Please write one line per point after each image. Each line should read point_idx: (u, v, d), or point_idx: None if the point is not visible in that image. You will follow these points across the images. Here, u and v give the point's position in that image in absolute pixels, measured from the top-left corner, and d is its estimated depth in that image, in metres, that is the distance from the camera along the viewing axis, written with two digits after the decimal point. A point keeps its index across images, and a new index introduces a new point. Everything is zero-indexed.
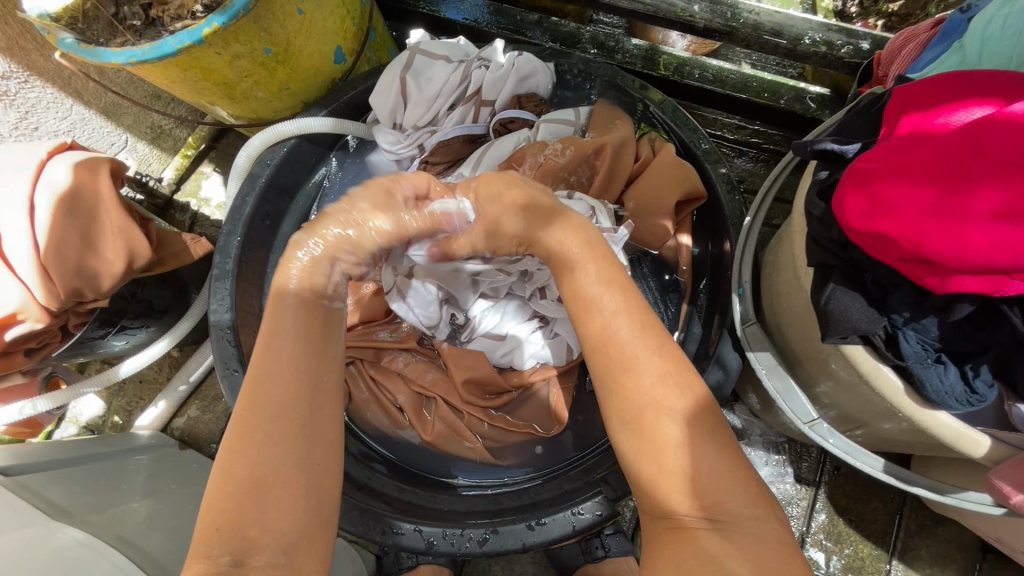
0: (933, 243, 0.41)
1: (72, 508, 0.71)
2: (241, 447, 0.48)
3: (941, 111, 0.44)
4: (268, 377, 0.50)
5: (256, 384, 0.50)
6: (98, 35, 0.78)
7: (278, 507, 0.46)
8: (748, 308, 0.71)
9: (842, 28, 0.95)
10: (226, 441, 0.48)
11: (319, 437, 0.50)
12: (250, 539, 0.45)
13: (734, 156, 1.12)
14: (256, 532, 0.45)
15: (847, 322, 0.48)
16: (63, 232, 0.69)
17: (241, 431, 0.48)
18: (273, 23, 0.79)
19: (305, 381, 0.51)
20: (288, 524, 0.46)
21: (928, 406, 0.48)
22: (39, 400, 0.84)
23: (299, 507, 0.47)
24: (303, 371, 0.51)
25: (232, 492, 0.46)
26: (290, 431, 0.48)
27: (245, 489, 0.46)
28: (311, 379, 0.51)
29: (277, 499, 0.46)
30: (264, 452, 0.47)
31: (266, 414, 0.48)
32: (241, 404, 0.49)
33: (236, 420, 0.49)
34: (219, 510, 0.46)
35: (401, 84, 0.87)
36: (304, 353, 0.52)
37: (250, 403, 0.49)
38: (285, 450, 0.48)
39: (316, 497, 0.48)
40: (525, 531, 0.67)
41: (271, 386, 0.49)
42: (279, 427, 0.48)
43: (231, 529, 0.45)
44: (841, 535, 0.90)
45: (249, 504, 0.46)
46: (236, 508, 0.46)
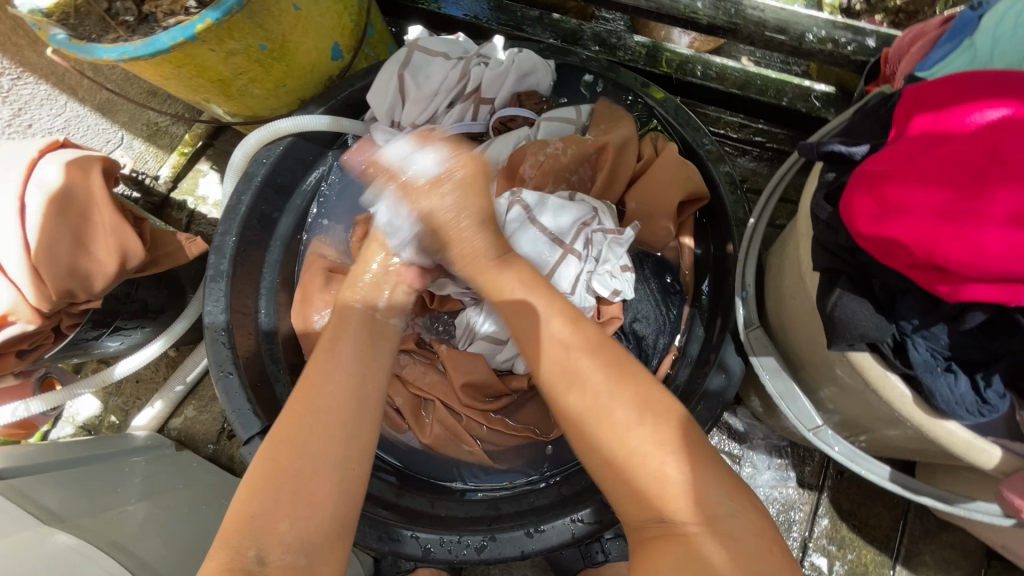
0: (945, 249, 0.39)
1: (64, 512, 0.70)
2: (288, 438, 0.51)
3: (955, 111, 0.42)
4: (321, 381, 0.55)
5: (309, 387, 0.55)
6: (90, 31, 0.77)
7: (308, 504, 0.48)
8: (751, 312, 0.69)
9: (847, 25, 0.94)
10: (275, 434, 0.52)
11: (359, 442, 0.53)
12: (279, 532, 0.46)
13: (738, 155, 1.10)
14: (285, 527, 0.46)
15: (854, 329, 0.47)
16: (53, 232, 0.68)
17: (291, 424, 0.52)
18: (267, 19, 0.77)
19: (352, 387, 0.55)
20: (315, 521, 0.47)
21: (937, 416, 0.47)
22: (32, 401, 0.83)
23: (327, 505, 0.48)
24: (352, 377, 0.56)
25: (269, 483, 0.49)
26: (333, 430, 0.52)
27: (280, 481, 0.48)
28: (356, 387, 0.56)
29: (311, 493, 0.48)
30: (305, 446, 0.50)
31: (316, 412, 0.53)
32: (290, 405, 0.54)
33: (287, 415, 0.53)
34: (255, 499, 0.48)
35: (400, 81, 0.86)
36: (357, 359, 0.59)
37: (303, 400, 0.54)
38: (326, 448, 0.51)
39: (347, 498, 0.50)
40: (523, 538, 0.66)
41: (323, 386, 0.55)
42: (324, 424, 0.52)
43: (260, 522, 0.46)
44: (844, 541, 0.88)
45: (281, 496, 0.48)
46: (269, 499, 0.47)
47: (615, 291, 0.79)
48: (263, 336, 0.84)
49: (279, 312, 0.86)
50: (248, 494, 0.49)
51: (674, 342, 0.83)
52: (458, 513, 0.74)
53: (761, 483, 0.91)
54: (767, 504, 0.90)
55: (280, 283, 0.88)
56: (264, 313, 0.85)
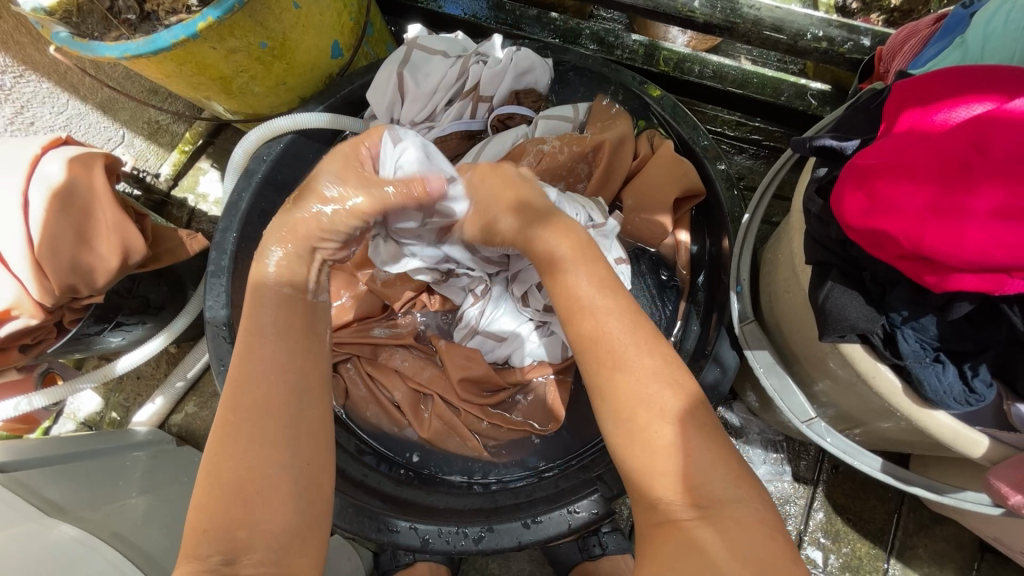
0: (932, 240, 0.40)
1: (68, 504, 0.71)
2: (230, 445, 0.47)
3: (941, 107, 0.43)
4: (250, 378, 0.49)
5: (238, 387, 0.49)
6: (93, 29, 0.78)
7: (264, 510, 0.46)
8: (746, 306, 0.70)
9: (843, 23, 0.95)
10: (212, 443, 0.48)
11: (307, 434, 0.50)
12: (240, 540, 0.45)
13: (734, 152, 1.12)
14: (246, 533, 0.45)
15: (845, 320, 0.48)
16: (56, 227, 0.69)
17: (229, 430, 0.48)
18: (268, 17, 0.78)
19: (288, 379, 0.50)
20: (277, 522, 0.46)
21: (927, 406, 0.48)
22: (35, 396, 0.84)
23: (289, 504, 0.47)
24: (285, 366, 0.50)
25: (219, 492, 0.46)
26: (277, 430, 0.48)
27: (229, 490, 0.46)
28: (296, 378, 0.50)
29: (268, 498, 0.46)
30: (249, 451, 0.47)
31: (252, 414, 0.48)
32: (224, 411, 0.49)
33: (222, 419, 0.48)
34: (208, 510, 0.46)
35: (399, 79, 0.86)
36: (290, 346, 0.52)
37: (235, 403, 0.48)
38: (272, 450, 0.47)
39: (308, 493, 0.48)
40: (520, 529, 0.66)
41: (256, 385, 0.49)
42: (265, 426, 0.48)
43: (221, 531, 0.45)
44: (839, 534, 0.89)
45: (235, 505, 0.46)
46: (224, 509, 0.45)
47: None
48: None
49: None
50: (201, 505, 0.46)
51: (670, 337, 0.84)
52: (456, 505, 0.75)
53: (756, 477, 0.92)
54: None
55: None
56: None
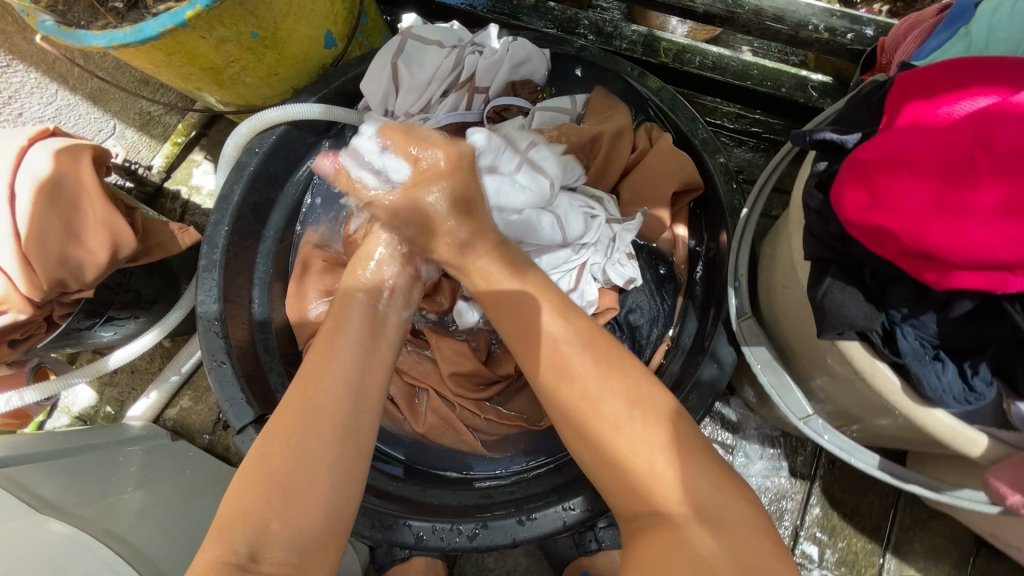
0: (933, 238, 0.39)
1: (60, 501, 0.70)
2: (284, 438, 0.51)
3: (943, 101, 0.42)
4: (315, 382, 0.54)
5: (304, 383, 0.54)
6: (79, 17, 0.77)
7: (302, 505, 0.48)
8: (744, 301, 0.69)
9: (845, 13, 0.93)
10: (267, 434, 0.52)
11: (355, 439, 0.52)
12: (270, 532, 0.46)
13: (734, 145, 1.09)
14: (278, 525, 0.47)
15: (844, 318, 0.47)
16: (44, 221, 0.68)
17: (286, 422, 0.52)
18: (259, 6, 0.76)
19: (350, 381, 0.55)
20: (308, 521, 0.48)
21: (926, 405, 0.47)
22: (26, 391, 0.83)
23: (321, 505, 0.48)
24: (348, 374, 0.56)
25: (259, 485, 0.48)
26: (330, 426, 0.52)
27: (274, 483, 0.48)
28: (354, 384, 0.55)
29: (305, 492, 0.48)
30: (298, 447, 0.50)
31: (312, 408, 0.52)
32: (285, 406, 0.53)
33: (283, 414, 0.53)
34: (248, 499, 0.48)
35: (393, 71, 0.85)
36: (356, 356, 0.58)
37: (297, 401, 0.53)
38: (321, 447, 0.50)
39: (342, 499, 0.50)
40: (515, 526, 0.66)
41: (319, 383, 0.54)
42: (319, 424, 0.51)
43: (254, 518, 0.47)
44: (835, 529, 0.89)
45: (274, 494, 0.48)
46: (262, 500, 0.47)
47: (630, 279, 0.79)
48: (257, 326, 0.83)
49: (273, 303, 0.86)
50: (244, 491, 0.49)
51: (668, 332, 0.83)
52: (451, 501, 0.75)
53: (753, 473, 0.92)
54: (759, 493, 0.91)
55: (273, 274, 0.87)
56: (258, 303, 0.85)
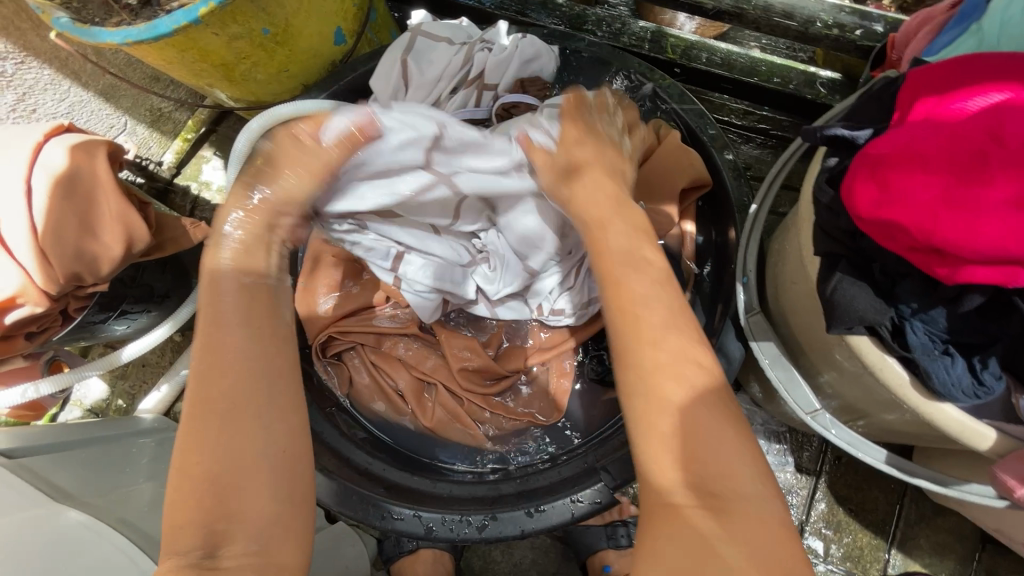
0: (945, 232, 0.39)
1: (76, 492, 0.71)
2: (197, 440, 0.46)
3: (957, 96, 0.43)
4: (211, 377, 0.48)
5: (200, 381, 0.48)
6: (93, 14, 0.78)
7: (243, 498, 0.45)
8: (752, 297, 0.70)
9: (855, 10, 0.93)
10: (180, 440, 0.47)
11: (281, 418, 0.49)
12: (222, 530, 0.44)
13: (742, 142, 1.10)
14: (225, 523, 0.44)
15: (854, 312, 0.47)
16: (60, 215, 0.69)
17: (194, 425, 0.47)
18: (270, 3, 0.77)
19: (251, 366, 0.49)
20: (257, 510, 0.45)
21: (933, 399, 0.47)
22: (41, 383, 0.84)
23: (265, 490, 0.46)
24: (248, 360, 0.49)
25: (189, 496, 0.45)
26: (243, 416, 0.47)
27: (205, 486, 0.45)
28: (257, 366, 0.49)
29: (240, 486, 0.45)
30: (217, 443, 0.46)
31: (216, 406, 0.47)
32: (187, 409, 0.47)
33: (185, 419, 0.47)
34: (183, 511, 0.45)
35: (403, 66, 0.86)
36: (252, 336, 0.50)
37: (200, 402, 0.47)
38: (241, 438, 0.46)
39: (287, 478, 0.48)
40: (523, 518, 0.67)
41: (218, 377, 0.47)
42: (228, 419, 0.46)
43: (199, 523, 0.44)
44: (840, 524, 0.90)
45: (210, 498, 0.45)
46: (200, 506, 0.45)
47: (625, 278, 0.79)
48: None
49: None
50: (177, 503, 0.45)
51: None
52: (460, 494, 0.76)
53: None
54: None
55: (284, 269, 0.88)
56: None
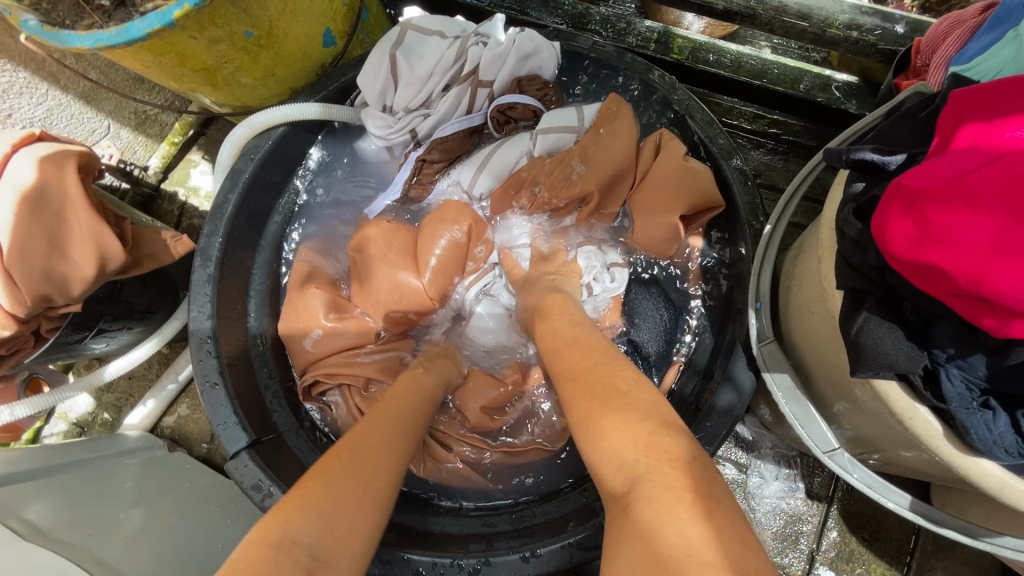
0: (997, 282, 0.35)
1: (48, 525, 0.67)
2: (356, 455, 0.51)
3: (1008, 124, 0.38)
4: (384, 422, 0.59)
5: (375, 418, 0.59)
6: (63, 17, 0.73)
7: (359, 523, 0.46)
8: (765, 324, 0.65)
9: (875, 10, 0.87)
10: (338, 448, 0.52)
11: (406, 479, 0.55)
12: (331, 544, 0.43)
13: (751, 147, 1.05)
14: (340, 534, 0.44)
15: (883, 358, 0.43)
16: (28, 234, 0.65)
17: (357, 442, 0.54)
18: (252, 4, 0.72)
19: (410, 429, 0.60)
20: (359, 543, 0.45)
21: (970, 454, 0.43)
22: (17, 405, 0.80)
23: (373, 528, 0.47)
24: (411, 423, 0.61)
25: (312, 503, 0.45)
26: (394, 460, 0.54)
27: (343, 494, 0.47)
28: (412, 430, 0.60)
29: (364, 513, 0.47)
30: (373, 468, 0.51)
31: (383, 438, 0.55)
32: (355, 430, 0.56)
33: (352, 435, 0.55)
34: (310, 505, 0.45)
35: (391, 62, 0.80)
36: (417, 410, 0.64)
37: (371, 429, 0.56)
38: (387, 475, 0.51)
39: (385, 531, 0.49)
40: (519, 563, 0.62)
41: (390, 420, 0.59)
42: (388, 453, 0.54)
43: (317, 524, 0.43)
44: (852, 554, 0.86)
45: (340, 508, 0.45)
46: (325, 511, 0.44)
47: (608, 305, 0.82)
48: (252, 340, 0.80)
49: (270, 315, 0.83)
50: (305, 499, 0.45)
51: (681, 351, 0.80)
52: (453, 529, 0.72)
53: (768, 494, 0.88)
54: (773, 515, 0.87)
55: (269, 286, 0.84)
56: (253, 317, 0.81)
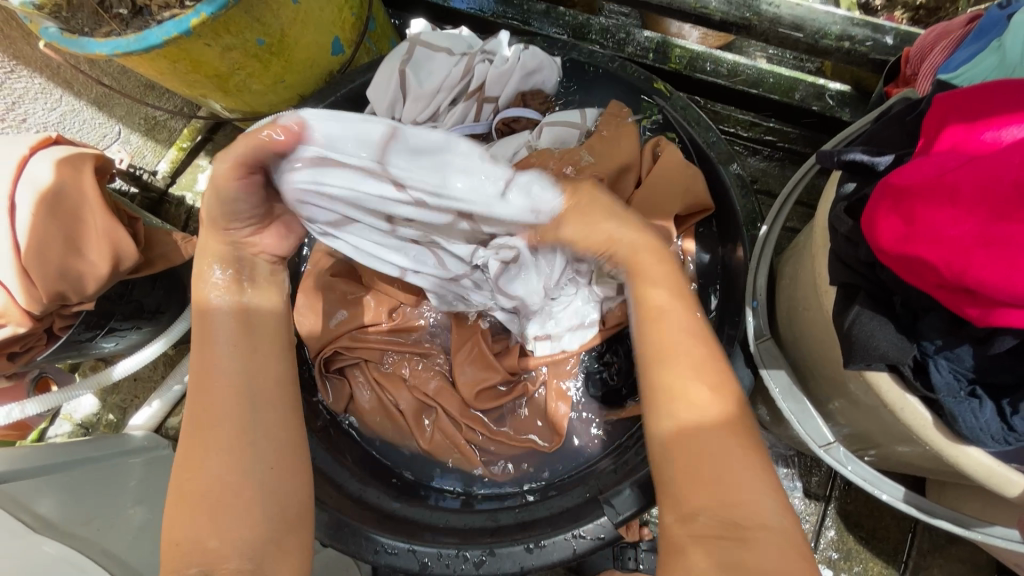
0: (979, 272, 0.37)
1: (57, 520, 0.68)
2: (198, 456, 0.50)
3: (988, 125, 0.40)
4: (203, 391, 0.53)
5: (200, 383, 0.53)
6: (82, 24, 0.75)
7: (233, 522, 0.48)
8: (762, 322, 0.67)
9: (867, 22, 0.90)
10: (183, 453, 0.51)
11: (269, 435, 0.53)
12: (212, 548, 0.47)
13: (748, 154, 1.08)
14: (216, 543, 0.48)
15: (874, 349, 0.44)
16: (45, 232, 0.67)
17: (196, 437, 0.51)
18: (265, 13, 0.75)
19: (244, 379, 0.53)
20: (244, 528, 0.48)
21: (958, 442, 0.44)
22: (27, 403, 0.81)
23: (254, 510, 0.49)
24: (239, 375, 0.53)
25: (192, 519, 0.48)
26: (234, 434, 0.51)
27: (200, 503, 0.49)
28: (245, 379, 0.53)
29: (232, 507, 0.49)
30: (218, 459, 0.50)
31: (212, 421, 0.51)
32: (191, 419, 0.52)
33: (187, 433, 0.52)
34: (183, 528, 0.48)
35: (400, 77, 0.83)
36: (240, 359, 0.54)
37: (200, 413, 0.52)
38: (232, 457, 0.50)
39: (273, 499, 0.51)
40: (523, 554, 0.64)
41: (214, 383, 0.53)
42: (227, 432, 0.51)
43: (191, 543, 0.47)
44: (850, 552, 0.87)
45: (200, 518, 0.48)
46: (195, 526, 0.48)
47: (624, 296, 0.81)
48: None
49: None
50: (174, 519, 0.49)
51: None
52: (456, 524, 0.71)
53: None
54: None
55: None
56: None
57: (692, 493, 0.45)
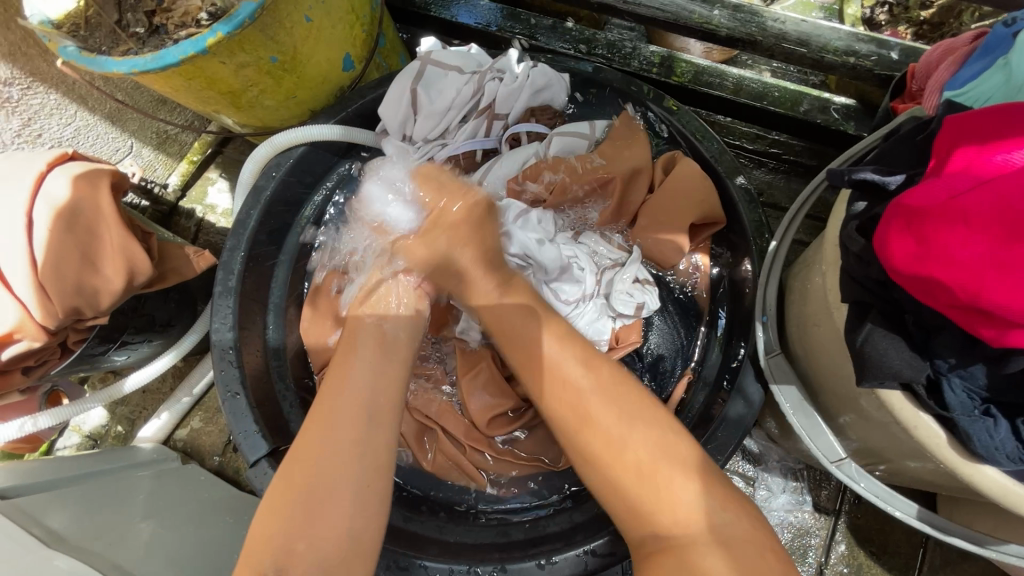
0: (993, 294, 0.38)
1: (68, 533, 0.68)
2: (306, 460, 0.55)
3: (998, 148, 0.41)
4: (334, 406, 0.59)
5: (326, 400, 0.60)
6: (100, 43, 0.77)
7: (323, 526, 0.52)
8: (772, 337, 0.67)
9: (871, 37, 0.91)
10: (293, 454, 0.57)
11: (372, 459, 0.57)
12: (298, 550, 0.50)
13: (754, 167, 1.11)
14: (302, 545, 0.50)
15: (887, 368, 0.45)
16: (62, 248, 0.67)
17: (307, 443, 0.57)
18: (278, 32, 0.76)
19: (366, 401, 0.60)
20: (333, 536, 0.51)
21: (973, 460, 0.44)
22: (40, 416, 0.82)
23: (342, 524, 0.52)
24: (363, 394, 0.60)
25: (282, 516, 0.52)
26: (344, 453, 0.56)
27: (298, 499, 0.53)
28: (366, 402, 0.60)
29: (324, 515, 0.52)
30: (325, 466, 0.55)
31: (330, 428, 0.57)
32: (308, 427, 0.58)
33: (303, 437, 0.58)
34: (274, 522, 0.52)
35: (412, 95, 0.84)
36: (371, 378, 0.62)
37: (320, 422, 0.58)
38: (339, 470, 0.55)
39: (361, 517, 0.53)
40: (534, 570, 0.64)
41: (340, 400, 0.60)
42: (341, 444, 0.56)
43: (280, 539, 0.51)
44: (861, 567, 0.86)
45: (298, 514, 0.52)
46: (287, 523, 0.52)
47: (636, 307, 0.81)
48: (270, 352, 0.82)
49: (288, 326, 0.85)
50: (270, 512, 0.53)
51: (690, 364, 0.82)
52: (466, 539, 0.73)
53: (775, 507, 0.89)
54: (782, 529, 0.88)
55: (288, 299, 0.86)
56: (272, 329, 0.84)
57: (668, 511, 0.52)
